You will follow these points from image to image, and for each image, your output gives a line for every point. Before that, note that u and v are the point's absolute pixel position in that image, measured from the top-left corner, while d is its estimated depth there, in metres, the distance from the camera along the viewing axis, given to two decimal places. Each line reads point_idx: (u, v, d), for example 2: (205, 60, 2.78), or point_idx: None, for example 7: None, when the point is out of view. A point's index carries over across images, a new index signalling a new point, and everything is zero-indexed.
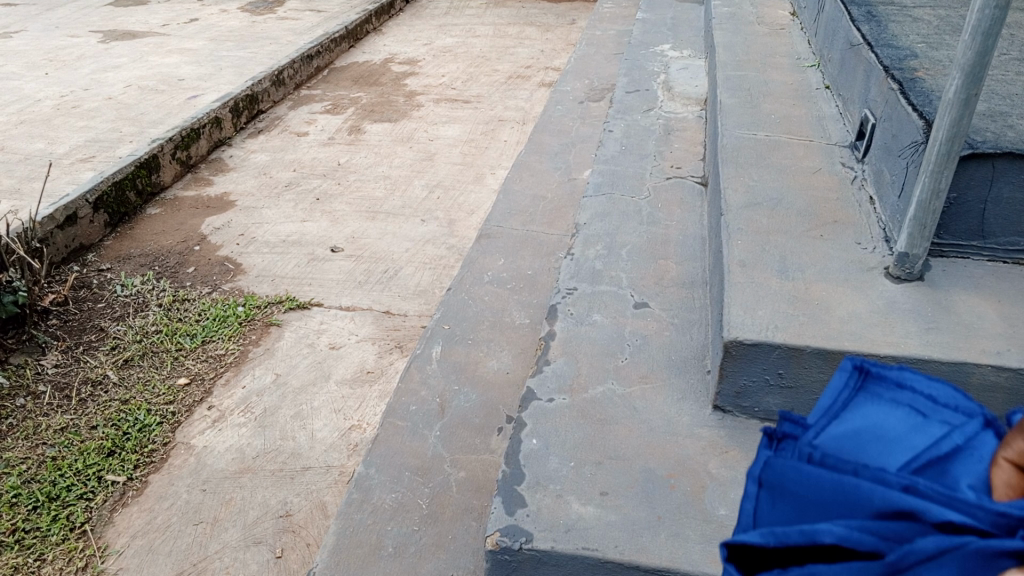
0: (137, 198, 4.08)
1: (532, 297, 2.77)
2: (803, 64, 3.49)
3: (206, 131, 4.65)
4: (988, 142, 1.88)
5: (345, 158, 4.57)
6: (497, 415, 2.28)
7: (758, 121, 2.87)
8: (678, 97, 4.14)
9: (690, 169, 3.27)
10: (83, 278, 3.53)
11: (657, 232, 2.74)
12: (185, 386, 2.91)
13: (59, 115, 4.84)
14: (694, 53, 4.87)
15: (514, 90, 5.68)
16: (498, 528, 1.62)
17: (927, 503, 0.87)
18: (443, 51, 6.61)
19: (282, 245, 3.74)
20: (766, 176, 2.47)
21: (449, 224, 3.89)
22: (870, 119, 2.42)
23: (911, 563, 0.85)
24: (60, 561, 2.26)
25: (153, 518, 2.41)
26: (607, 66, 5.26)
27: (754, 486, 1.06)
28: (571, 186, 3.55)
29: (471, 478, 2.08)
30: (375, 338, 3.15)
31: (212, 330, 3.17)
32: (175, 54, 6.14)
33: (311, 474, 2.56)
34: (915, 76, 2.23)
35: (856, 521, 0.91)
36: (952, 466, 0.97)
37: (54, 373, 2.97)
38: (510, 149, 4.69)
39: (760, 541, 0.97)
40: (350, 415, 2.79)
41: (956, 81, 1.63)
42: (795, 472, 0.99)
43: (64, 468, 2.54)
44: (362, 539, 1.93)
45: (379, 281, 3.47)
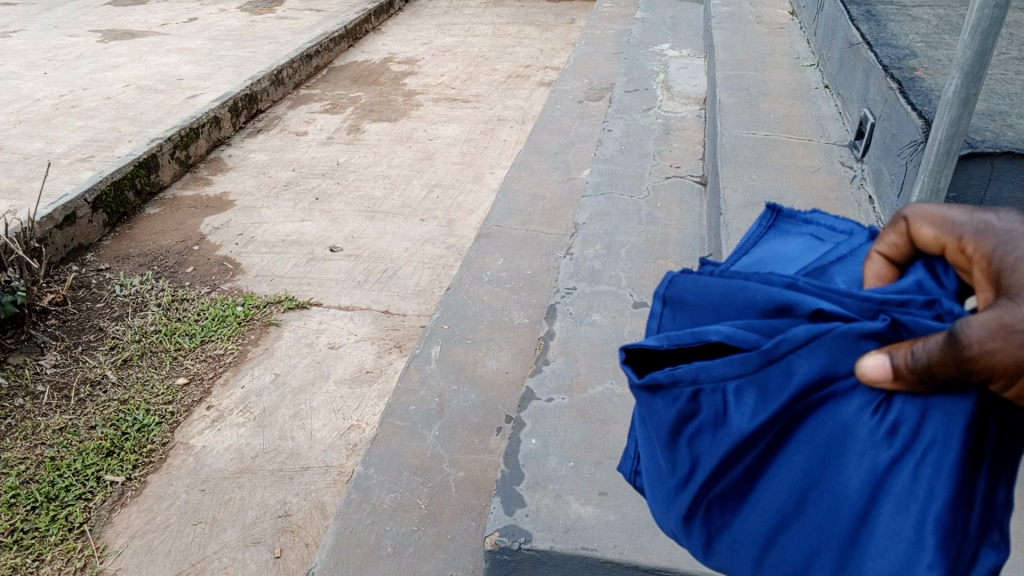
0: (135, 198, 4.08)
1: (532, 297, 2.77)
2: (802, 64, 3.49)
3: (205, 131, 4.64)
4: (987, 142, 1.88)
5: (345, 158, 4.57)
6: (496, 414, 2.28)
7: (757, 120, 2.87)
8: (677, 97, 4.13)
9: (690, 169, 3.27)
10: (81, 277, 3.53)
11: (656, 232, 2.74)
12: (184, 386, 2.90)
13: (58, 115, 4.84)
14: (693, 52, 4.87)
15: (513, 90, 5.67)
16: (497, 528, 1.61)
17: (802, 296, 0.87)
18: (443, 50, 6.61)
19: (281, 245, 3.74)
20: (765, 176, 2.47)
21: (449, 224, 3.88)
22: (868, 118, 2.42)
23: (786, 351, 0.84)
24: (59, 561, 2.26)
25: (152, 517, 2.41)
26: (606, 65, 5.25)
27: (656, 303, 1.03)
28: (570, 186, 3.55)
29: (470, 478, 2.08)
30: (374, 337, 3.15)
31: (211, 330, 3.17)
32: (174, 53, 6.13)
33: (310, 473, 2.55)
34: (915, 75, 2.23)
35: (743, 321, 0.91)
36: (832, 268, 1.00)
37: (52, 373, 2.96)
38: (510, 148, 4.69)
39: (655, 346, 0.96)
40: (349, 415, 2.79)
41: (956, 80, 1.62)
42: (694, 283, 0.98)
43: (62, 467, 2.54)
44: (360, 538, 1.93)
45: (378, 281, 3.46)
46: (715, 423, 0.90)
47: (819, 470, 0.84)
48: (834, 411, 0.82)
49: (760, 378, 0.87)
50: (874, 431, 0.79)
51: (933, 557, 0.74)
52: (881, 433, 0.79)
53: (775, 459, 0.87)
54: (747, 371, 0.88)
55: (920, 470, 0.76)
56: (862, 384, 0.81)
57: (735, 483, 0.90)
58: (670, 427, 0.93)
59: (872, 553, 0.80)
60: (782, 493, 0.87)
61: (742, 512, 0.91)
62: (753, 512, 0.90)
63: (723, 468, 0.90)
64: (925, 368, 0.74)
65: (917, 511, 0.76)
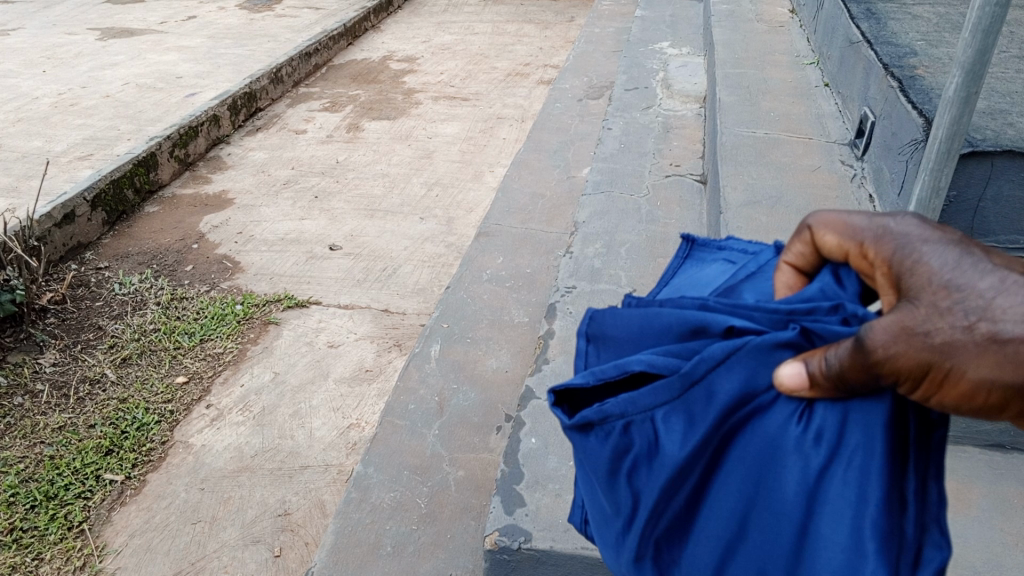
0: (134, 196, 4.07)
1: (531, 296, 2.77)
2: (802, 62, 3.48)
3: (204, 129, 4.63)
4: (987, 141, 1.87)
5: (344, 156, 4.56)
6: (496, 413, 2.28)
7: (757, 119, 2.87)
8: (677, 95, 4.13)
9: (689, 167, 3.27)
10: (80, 276, 3.52)
11: (655, 230, 2.74)
12: (183, 384, 2.90)
13: (56, 113, 4.83)
14: (693, 51, 4.86)
15: (512, 88, 5.67)
16: (497, 527, 1.61)
17: (713, 316, 0.88)
18: (442, 48, 6.60)
19: (281, 244, 3.73)
20: (765, 175, 2.46)
21: (448, 222, 3.88)
22: (869, 117, 2.42)
23: (706, 373, 0.84)
24: (58, 560, 2.26)
25: (151, 516, 2.40)
26: (606, 63, 5.25)
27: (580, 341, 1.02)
28: (570, 184, 3.55)
29: (470, 477, 2.08)
30: (374, 336, 3.15)
31: (210, 328, 3.17)
32: (173, 51, 6.12)
33: (309, 472, 2.55)
34: (915, 74, 2.22)
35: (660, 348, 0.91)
36: (741, 286, 1.00)
37: (51, 372, 2.96)
38: (509, 146, 4.69)
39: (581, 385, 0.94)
40: (349, 414, 2.79)
41: (956, 79, 1.62)
42: (611, 315, 0.98)
43: (61, 466, 2.53)
44: (360, 538, 1.93)
45: (377, 280, 3.46)
46: (649, 455, 0.88)
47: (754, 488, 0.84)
48: (760, 428, 0.83)
49: (684, 403, 0.86)
50: (802, 440, 0.81)
51: (874, 562, 0.75)
52: (808, 441, 0.80)
53: (710, 483, 0.86)
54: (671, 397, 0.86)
55: (849, 475, 0.78)
56: (783, 396, 0.82)
57: (676, 515, 0.88)
58: (606, 465, 0.89)
59: (819, 565, 0.80)
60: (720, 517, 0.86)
61: (685, 546, 0.89)
62: (696, 544, 0.88)
63: (664, 501, 0.87)
64: (839, 376, 0.76)
65: (853, 515, 0.77)
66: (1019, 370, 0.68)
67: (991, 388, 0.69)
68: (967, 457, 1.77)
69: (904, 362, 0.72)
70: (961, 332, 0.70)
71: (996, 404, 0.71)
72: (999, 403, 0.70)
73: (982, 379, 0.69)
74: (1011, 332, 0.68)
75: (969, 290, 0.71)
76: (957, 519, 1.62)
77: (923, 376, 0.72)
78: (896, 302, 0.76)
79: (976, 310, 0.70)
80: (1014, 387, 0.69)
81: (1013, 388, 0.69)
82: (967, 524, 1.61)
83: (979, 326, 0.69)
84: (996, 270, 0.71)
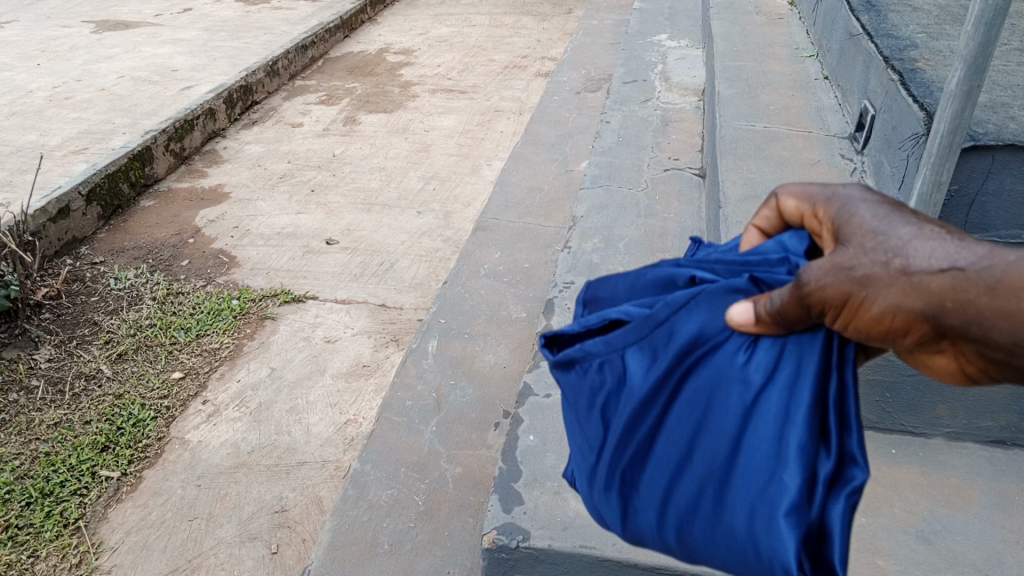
0: (130, 190, 4.05)
1: (529, 291, 2.75)
2: (802, 54, 3.46)
3: (200, 123, 4.60)
4: (989, 134, 1.86)
5: (340, 150, 4.54)
6: (494, 409, 2.27)
7: (756, 112, 2.85)
8: (675, 88, 4.11)
9: (688, 161, 3.25)
10: (75, 271, 3.50)
11: (654, 225, 2.72)
12: (179, 380, 2.89)
13: (51, 107, 4.80)
14: (692, 43, 4.84)
15: (510, 81, 5.64)
16: (494, 526, 1.60)
17: (683, 271, 1.02)
18: (439, 41, 6.56)
19: (277, 238, 3.71)
20: (764, 168, 2.44)
21: (445, 216, 3.86)
22: (869, 110, 2.40)
23: (669, 315, 0.97)
24: (54, 558, 2.24)
25: (148, 513, 2.39)
26: (604, 56, 5.22)
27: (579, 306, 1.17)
28: (568, 178, 3.53)
29: (468, 474, 2.07)
30: (371, 331, 3.13)
31: (206, 324, 3.15)
32: (168, 44, 6.08)
33: (306, 468, 2.54)
34: (916, 66, 2.21)
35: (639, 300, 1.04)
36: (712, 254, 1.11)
37: (47, 368, 2.94)
38: (506, 139, 4.67)
39: (571, 331, 1.08)
40: (346, 410, 2.77)
41: (959, 72, 1.60)
42: (604, 280, 1.13)
43: (57, 463, 2.52)
44: (357, 535, 1.91)
45: (374, 274, 3.44)
46: (619, 388, 1.01)
47: (703, 413, 0.95)
48: (712, 360, 0.95)
49: (649, 341, 0.99)
50: (743, 367, 0.93)
51: (793, 467, 0.88)
52: (748, 369, 0.93)
53: (667, 414, 0.97)
54: (639, 336, 1.00)
55: (778, 398, 0.91)
56: (735, 332, 0.94)
57: (640, 444, 0.99)
58: (586, 396, 1.03)
59: (748, 477, 0.92)
60: (671, 442, 0.97)
61: (639, 471, 1.00)
62: (653, 469, 0.99)
63: (631, 428, 0.99)
64: (780, 311, 0.87)
65: (777, 430, 0.90)
66: (922, 297, 0.80)
67: (895, 314, 0.81)
68: (969, 454, 1.76)
69: (831, 295, 0.82)
70: (881, 265, 0.81)
71: (903, 331, 0.81)
72: (904, 330, 0.82)
73: (892, 306, 0.80)
74: (919, 269, 0.80)
75: (891, 233, 0.83)
76: (958, 516, 1.61)
77: (846, 310, 0.82)
78: (831, 250, 0.87)
79: (892, 253, 0.81)
80: (916, 315, 0.80)
81: (915, 313, 0.80)
82: (968, 520, 1.60)
83: (896, 262, 0.80)
84: (917, 223, 0.84)
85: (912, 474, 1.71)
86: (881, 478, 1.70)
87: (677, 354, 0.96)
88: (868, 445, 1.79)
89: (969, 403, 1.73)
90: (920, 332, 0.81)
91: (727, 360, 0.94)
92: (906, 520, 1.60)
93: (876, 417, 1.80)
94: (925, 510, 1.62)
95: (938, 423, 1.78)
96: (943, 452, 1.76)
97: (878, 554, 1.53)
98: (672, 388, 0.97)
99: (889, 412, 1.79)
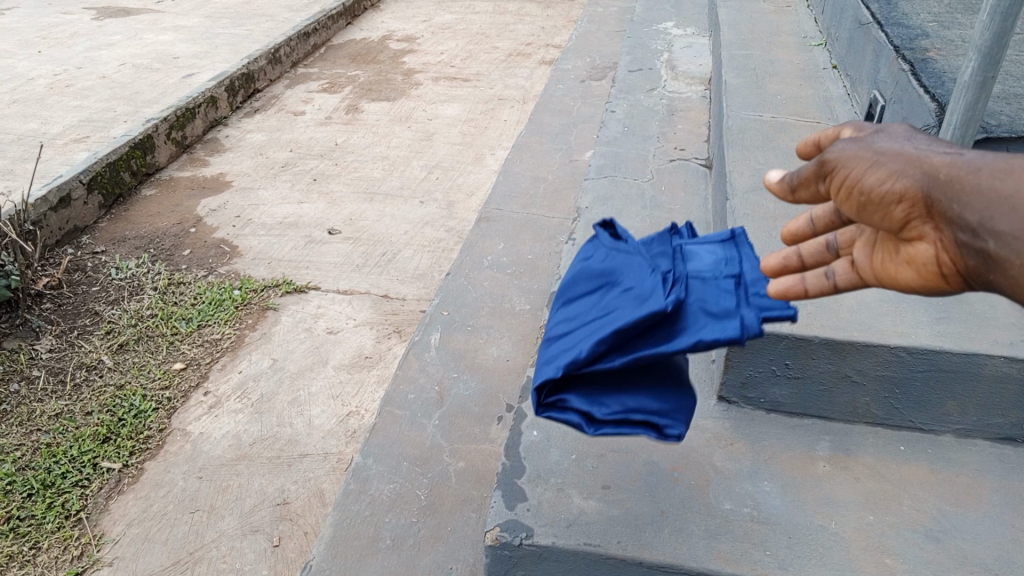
0: (131, 179, 4.02)
1: (533, 282, 2.73)
2: (810, 43, 3.42)
3: (201, 111, 4.57)
4: (1002, 125, 1.82)
5: (343, 139, 4.51)
6: (497, 403, 2.24)
7: (763, 102, 2.81)
8: (681, 77, 4.07)
9: (695, 151, 3.21)
10: (77, 261, 3.48)
11: (660, 216, 2.69)
12: (181, 370, 2.87)
13: (51, 95, 4.77)
14: (698, 31, 4.79)
15: (514, 68, 5.59)
16: (497, 523, 1.58)
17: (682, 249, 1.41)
18: (442, 28, 6.51)
19: (279, 228, 3.69)
20: (772, 159, 2.41)
21: (448, 206, 3.83)
22: (879, 100, 2.36)
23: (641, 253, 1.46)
24: (55, 550, 2.23)
25: (149, 505, 2.38)
26: (609, 44, 5.17)
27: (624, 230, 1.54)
28: (572, 168, 3.49)
29: (471, 468, 2.05)
30: (374, 322, 3.11)
31: (208, 314, 3.13)
32: (170, 31, 6.04)
33: (308, 461, 2.52)
34: (927, 56, 2.17)
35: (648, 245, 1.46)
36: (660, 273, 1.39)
37: (48, 359, 2.93)
38: (510, 128, 4.63)
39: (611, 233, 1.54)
40: (348, 401, 2.75)
41: (972, 63, 1.57)
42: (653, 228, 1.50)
43: (58, 454, 2.51)
44: (359, 530, 1.90)
45: (377, 264, 3.42)
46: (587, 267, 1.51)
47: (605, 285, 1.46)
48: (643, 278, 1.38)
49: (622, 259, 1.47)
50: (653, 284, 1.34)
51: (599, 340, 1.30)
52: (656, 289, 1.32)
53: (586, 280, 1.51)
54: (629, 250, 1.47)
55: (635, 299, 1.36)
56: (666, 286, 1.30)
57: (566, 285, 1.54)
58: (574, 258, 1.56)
59: (586, 332, 1.37)
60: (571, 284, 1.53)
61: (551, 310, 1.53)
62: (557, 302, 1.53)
63: (568, 280, 1.54)
64: (799, 179, 1.09)
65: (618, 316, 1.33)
66: (922, 172, 0.95)
67: (895, 180, 0.97)
68: (979, 451, 1.73)
69: (849, 157, 1.02)
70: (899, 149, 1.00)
71: (898, 198, 0.97)
72: (899, 200, 0.97)
73: (893, 175, 0.97)
74: (927, 153, 0.98)
75: (922, 148, 0.99)
76: (968, 514, 1.59)
77: (856, 175, 1.01)
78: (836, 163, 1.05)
79: (906, 147, 1.00)
80: (913, 184, 0.96)
81: (911, 189, 0.96)
82: (979, 519, 1.58)
83: (907, 148, 1.00)
84: (954, 147, 0.99)
85: (920, 471, 1.69)
86: (890, 475, 1.68)
87: (652, 274, 1.38)
88: (876, 442, 1.76)
89: (979, 400, 1.71)
90: (913, 206, 0.96)
91: (690, 289, 1.32)
92: (915, 518, 1.58)
93: (884, 414, 1.78)
94: (933, 508, 1.60)
95: (947, 420, 1.75)
96: (953, 449, 1.74)
97: (886, 552, 1.51)
98: (611, 304, 1.39)
99: (897, 409, 1.76)
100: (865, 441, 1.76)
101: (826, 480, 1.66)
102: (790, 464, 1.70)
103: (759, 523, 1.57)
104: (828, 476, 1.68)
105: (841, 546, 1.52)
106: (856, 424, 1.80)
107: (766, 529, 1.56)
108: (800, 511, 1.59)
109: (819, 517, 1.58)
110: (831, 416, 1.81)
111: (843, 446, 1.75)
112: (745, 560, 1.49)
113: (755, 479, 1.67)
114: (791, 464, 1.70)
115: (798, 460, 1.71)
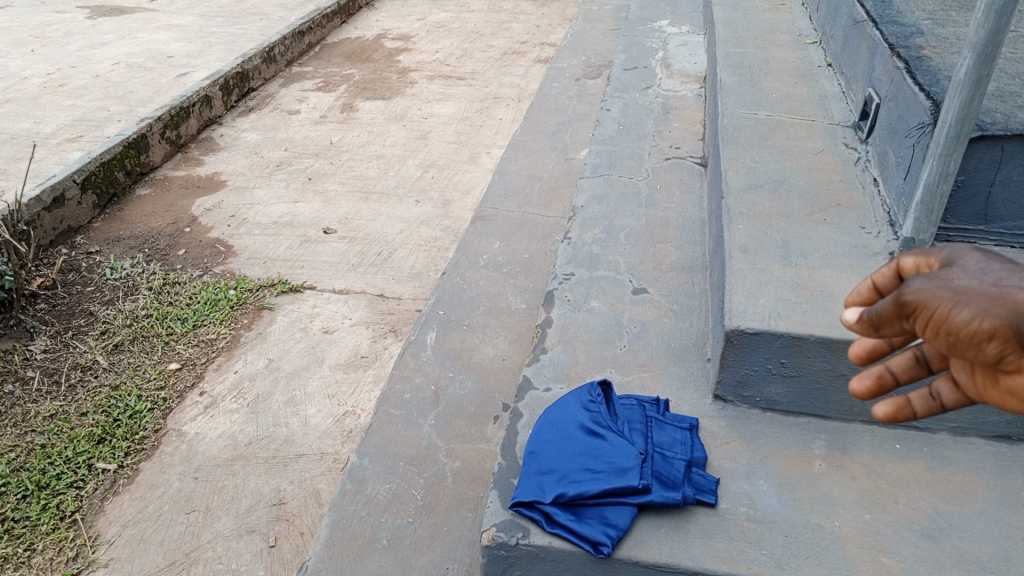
0: (125, 178, 4.01)
1: (528, 281, 2.72)
2: (805, 41, 3.42)
3: (196, 110, 4.56)
4: (997, 124, 1.82)
5: (338, 137, 4.50)
6: (493, 402, 2.24)
7: (759, 100, 2.81)
8: (676, 75, 4.07)
9: (690, 150, 3.21)
10: (71, 261, 3.47)
11: (655, 215, 2.69)
12: (176, 371, 2.86)
13: (45, 94, 4.75)
14: (693, 29, 4.79)
15: (509, 66, 5.59)
16: (494, 523, 1.58)
17: None
18: (437, 27, 6.50)
19: (274, 227, 3.68)
20: (767, 157, 2.41)
21: (444, 205, 3.82)
22: (874, 98, 2.36)
23: None
24: (51, 551, 2.23)
25: (145, 506, 2.37)
26: (604, 42, 5.17)
27: None
28: (568, 167, 3.49)
29: (467, 468, 2.05)
30: (369, 322, 3.10)
31: (203, 314, 3.12)
32: (164, 30, 6.02)
33: (304, 461, 2.52)
34: (922, 54, 2.17)
35: None
36: None
37: (42, 359, 2.92)
38: (506, 127, 4.62)
39: None
40: (344, 401, 2.75)
41: (968, 61, 1.57)
42: None
43: (53, 455, 2.50)
44: (355, 531, 1.90)
45: (373, 264, 3.41)
46: None
47: None
48: None
49: None
50: None
51: None
52: None
53: None
54: None
55: None
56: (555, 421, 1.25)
57: None
58: None
59: None
60: None
61: None
62: None
63: None
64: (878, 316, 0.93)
65: None
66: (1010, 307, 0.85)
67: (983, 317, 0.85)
68: (974, 449, 1.74)
69: (924, 292, 0.89)
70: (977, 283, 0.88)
71: (988, 336, 0.85)
72: (990, 335, 0.85)
73: (980, 312, 0.86)
74: (1009, 285, 0.87)
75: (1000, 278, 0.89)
76: (963, 512, 1.59)
77: (937, 312, 0.88)
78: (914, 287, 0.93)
79: (984, 280, 0.89)
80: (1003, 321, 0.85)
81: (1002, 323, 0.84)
82: (974, 517, 1.58)
83: (988, 281, 0.88)
84: None
85: (916, 469, 1.69)
86: (886, 473, 1.68)
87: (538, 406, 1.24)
88: (872, 440, 1.76)
89: None
90: (1006, 344, 0.84)
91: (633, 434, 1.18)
92: (911, 517, 1.58)
93: None
94: (929, 506, 1.60)
95: (942, 418, 1.76)
96: (948, 448, 1.74)
97: (882, 551, 1.51)
98: None
99: None
100: (861, 440, 1.76)
101: (822, 479, 1.67)
102: (786, 463, 1.70)
103: (756, 523, 1.57)
104: (824, 475, 1.68)
105: (837, 544, 1.52)
106: (852, 423, 1.81)
107: (762, 529, 1.56)
108: (797, 510, 1.59)
109: (815, 516, 1.58)
110: (827, 415, 1.81)
111: (838, 445, 1.75)
112: (742, 560, 1.50)
113: (752, 478, 1.67)
114: (787, 463, 1.70)
115: (795, 458, 1.71)
